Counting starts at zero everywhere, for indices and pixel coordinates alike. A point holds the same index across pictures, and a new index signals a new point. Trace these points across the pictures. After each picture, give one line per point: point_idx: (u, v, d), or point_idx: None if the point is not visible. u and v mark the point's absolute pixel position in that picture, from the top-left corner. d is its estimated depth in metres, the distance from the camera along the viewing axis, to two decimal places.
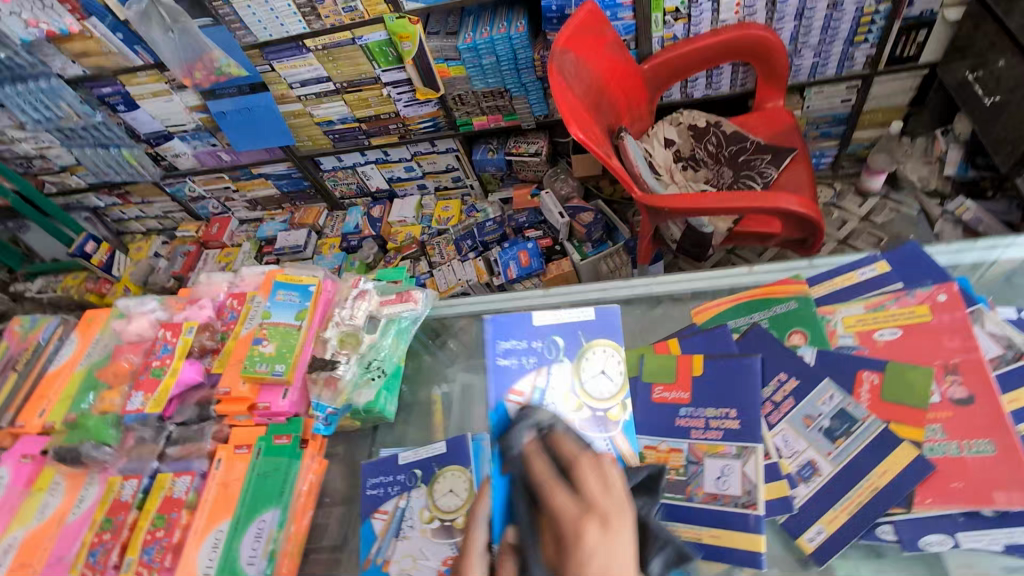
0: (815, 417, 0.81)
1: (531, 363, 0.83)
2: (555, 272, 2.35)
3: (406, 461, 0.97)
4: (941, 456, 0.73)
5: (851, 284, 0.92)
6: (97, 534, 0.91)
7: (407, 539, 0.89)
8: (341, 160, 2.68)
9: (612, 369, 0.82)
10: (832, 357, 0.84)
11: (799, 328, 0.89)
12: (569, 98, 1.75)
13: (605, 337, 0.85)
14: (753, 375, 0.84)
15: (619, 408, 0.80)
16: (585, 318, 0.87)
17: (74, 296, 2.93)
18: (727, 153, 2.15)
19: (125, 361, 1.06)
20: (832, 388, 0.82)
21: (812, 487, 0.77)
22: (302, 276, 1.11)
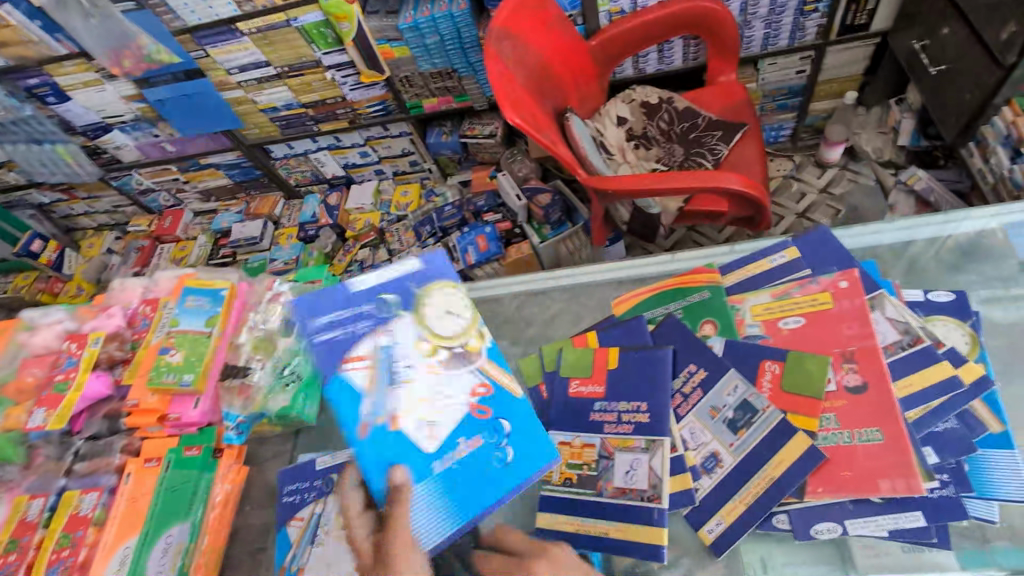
0: (719, 409, 0.82)
1: (362, 332, 0.80)
2: (514, 255, 2.31)
3: (322, 467, 0.96)
4: (833, 445, 0.75)
5: (762, 270, 0.95)
6: (2, 556, 0.86)
7: (319, 546, 0.85)
8: (292, 147, 2.57)
9: (455, 306, 0.81)
10: (739, 349, 0.86)
11: (710, 318, 0.91)
12: (509, 83, 1.70)
13: (435, 280, 0.83)
14: (661, 368, 0.85)
15: (474, 339, 0.79)
16: (414, 266, 0.84)
17: (25, 297, 2.69)
18: (678, 130, 2.12)
19: (29, 375, 1.00)
20: (737, 379, 0.83)
21: (713, 479, 0.78)
22: (214, 280, 1.08)
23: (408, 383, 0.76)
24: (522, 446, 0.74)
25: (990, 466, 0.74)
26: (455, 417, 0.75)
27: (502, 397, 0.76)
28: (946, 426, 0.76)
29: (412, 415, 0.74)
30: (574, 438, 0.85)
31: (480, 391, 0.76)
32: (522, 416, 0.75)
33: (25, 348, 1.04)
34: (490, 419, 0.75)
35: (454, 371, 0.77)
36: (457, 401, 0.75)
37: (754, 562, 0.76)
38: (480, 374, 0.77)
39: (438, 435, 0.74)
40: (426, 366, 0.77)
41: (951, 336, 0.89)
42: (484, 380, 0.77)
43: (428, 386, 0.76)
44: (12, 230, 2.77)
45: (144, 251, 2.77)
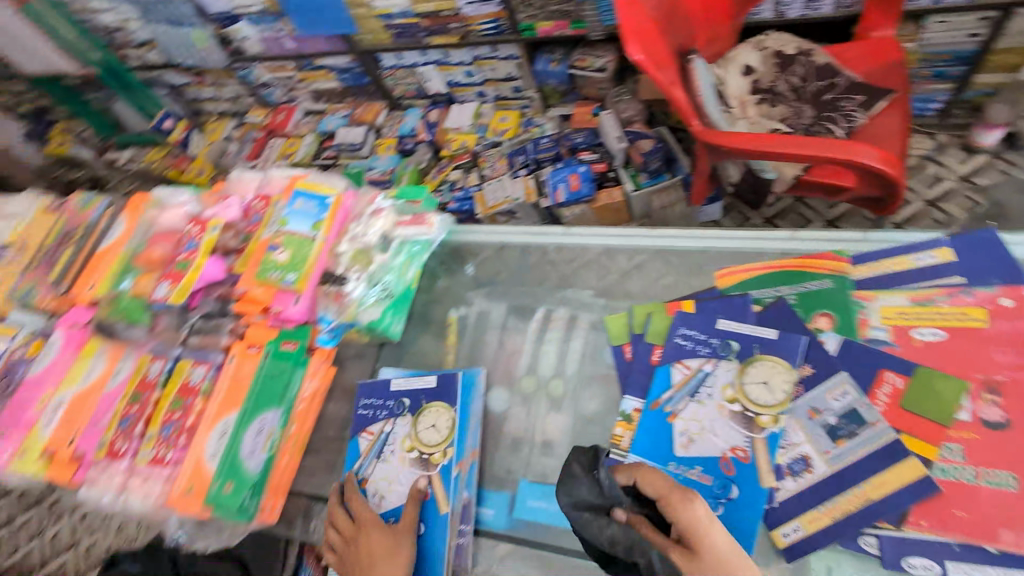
0: (821, 411, 0.79)
1: (702, 351, 0.86)
2: (604, 200, 2.23)
3: (396, 388, 0.99)
4: (949, 479, 0.73)
5: (903, 269, 0.87)
6: (127, 405, 0.99)
7: (386, 463, 0.94)
8: (402, 58, 2.51)
9: (776, 383, 0.80)
10: (854, 350, 0.82)
11: (828, 311, 0.86)
12: (636, 12, 1.57)
13: (776, 354, 0.82)
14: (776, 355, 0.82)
15: (771, 417, 0.78)
16: (772, 336, 0.83)
17: (158, 169, 2.87)
18: (811, 89, 1.90)
19: (158, 249, 1.10)
20: (847, 383, 0.79)
21: (799, 482, 0.76)
22: (323, 185, 1.12)
23: (701, 406, 0.83)
24: (741, 519, 0.76)
25: None
26: (706, 452, 0.80)
27: (752, 475, 0.77)
28: None
29: (687, 423, 0.83)
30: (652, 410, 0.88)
31: (738, 453, 0.78)
32: (755, 503, 0.76)
33: (155, 224, 1.14)
34: (730, 476, 0.78)
35: (732, 429, 0.80)
36: (718, 442, 0.80)
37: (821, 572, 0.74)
38: (749, 448, 0.78)
39: (690, 449, 0.81)
40: (718, 404, 0.82)
41: None
42: (750, 450, 0.78)
43: (706, 415, 0.82)
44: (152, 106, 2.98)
45: (257, 143, 2.78)
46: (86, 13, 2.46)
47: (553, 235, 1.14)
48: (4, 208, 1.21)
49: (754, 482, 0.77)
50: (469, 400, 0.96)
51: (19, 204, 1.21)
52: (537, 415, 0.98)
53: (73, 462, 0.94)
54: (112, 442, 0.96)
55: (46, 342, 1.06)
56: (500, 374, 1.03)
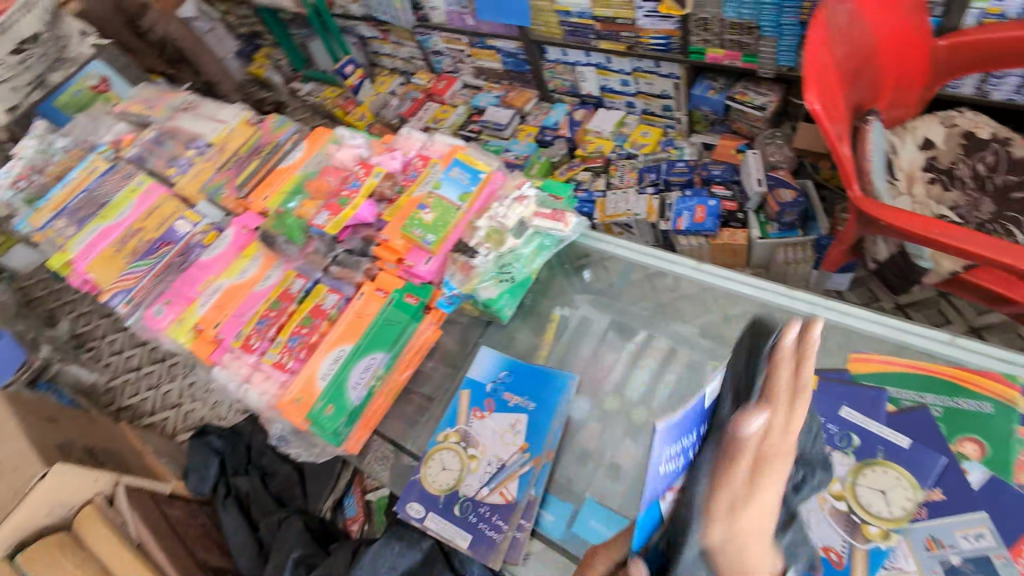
0: (943, 545, 0.73)
1: (818, 434, 0.82)
2: (725, 240, 2.15)
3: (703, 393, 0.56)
4: None
5: None
6: (266, 309, 1.11)
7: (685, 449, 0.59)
8: (566, 54, 2.55)
9: (894, 496, 0.77)
10: (1002, 490, 0.74)
11: (975, 437, 0.78)
12: (825, 58, 1.50)
13: (902, 467, 0.78)
14: (909, 465, 0.78)
15: (881, 531, 0.75)
16: (901, 445, 0.79)
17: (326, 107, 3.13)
18: (997, 181, 1.72)
19: (327, 180, 1.22)
20: (985, 527, 0.72)
21: None
22: (479, 160, 1.19)
23: (802, 491, 0.80)
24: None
25: None
26: None
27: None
28: None
29: None
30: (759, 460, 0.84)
31: (831, 554, 0.75)
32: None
33: (327, 158, 1.27)
34: None
35: (832, 527, 0.76)
36: (811, 535, 0.77)
37: None
38: (847, 552, 0.75)
39: None
40: (821, 495, 0.79)
41: None
42: (846, 556, 0.75)
43: (807, 503, 0.79)
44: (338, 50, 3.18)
45: (416, 102, 2.96)
46: None
47: (681, 267, 1.10)
48: (215, 112, 1.40)
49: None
50: (555, 401, 1.00)
51: (229, 113, 1.38)
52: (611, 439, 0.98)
53: (213, 342, 1.09)
54: (248, 337, 1.09)
55: (219, 235, 1.21)
56: (588, 382, 1.04)
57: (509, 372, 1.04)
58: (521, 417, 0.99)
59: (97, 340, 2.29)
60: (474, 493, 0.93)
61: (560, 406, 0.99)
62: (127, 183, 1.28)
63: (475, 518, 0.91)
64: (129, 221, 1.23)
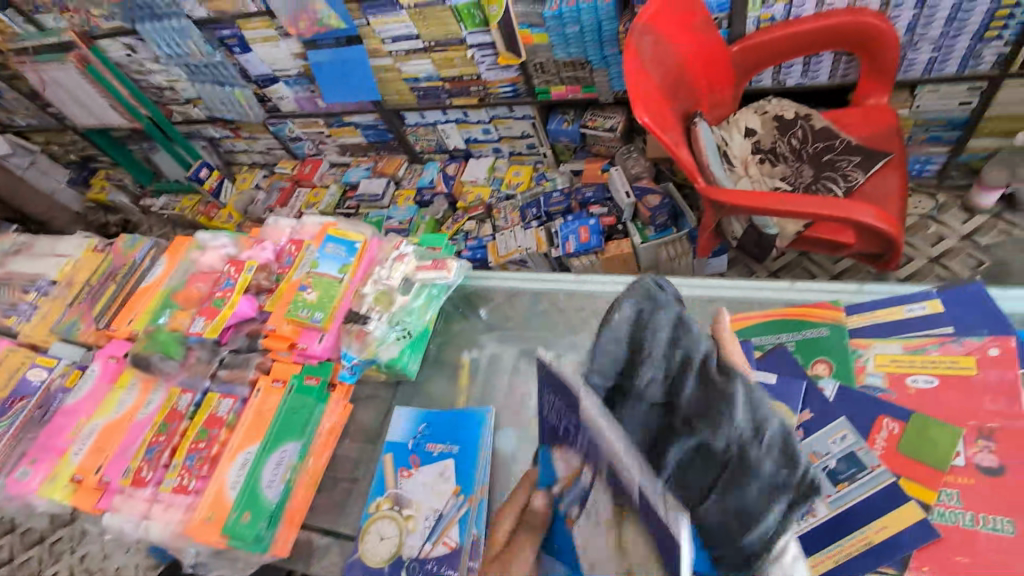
0: (821, 455, 0.80)
1: None
2: (613, 251, 2.31)
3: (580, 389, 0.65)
4: (949, 524, 0.71)
5: (895, 320, 0.90)
6: (154, 435, 1.04)
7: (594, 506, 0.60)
8: (424, 117, 2.67)
9: None
10: (853, 394, 0.83)
11: (825, 358, 0.89)
12: (643, 81, 1.69)
13: (777, 399, 0.84)
14: (784, 397, 0.83)
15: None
16: (768, 379, 0.85)
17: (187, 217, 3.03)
18: (810, 150, 2.00)
19: (196, 287, 1.19)
20: (846, 429, 0.81)
21: (801, 525, 0.76)
22: (352, 232, 1.21)
23: None
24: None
25: None
26: None
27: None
28: None
29: None
30: None
31: None
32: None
33: (195, 265, 1.23)
34: None
35: None
36: None
37: None
38: None
39: None
40: None
41: None
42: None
43: None
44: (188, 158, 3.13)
45: (284, 192, 2.93)
46: (141, 74, 2.65)
47: (564, 280, 1.21)
48: (58, 247, 1.33)
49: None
50: (475, 438, 1.00)
51: (70, 245, 1.32)
52: None
53: (98, 489, 0.99)
54: (137, 470, 1.00)
55: (83, 373, 1.15)
56: (508, 414, 1.06)
57: (428, 423, 1.05)
58: (448, 462, 0.99)
59: None
60: (418, 552, 0.90)
61: (482, 443, 1.00)
62: None
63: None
64: None
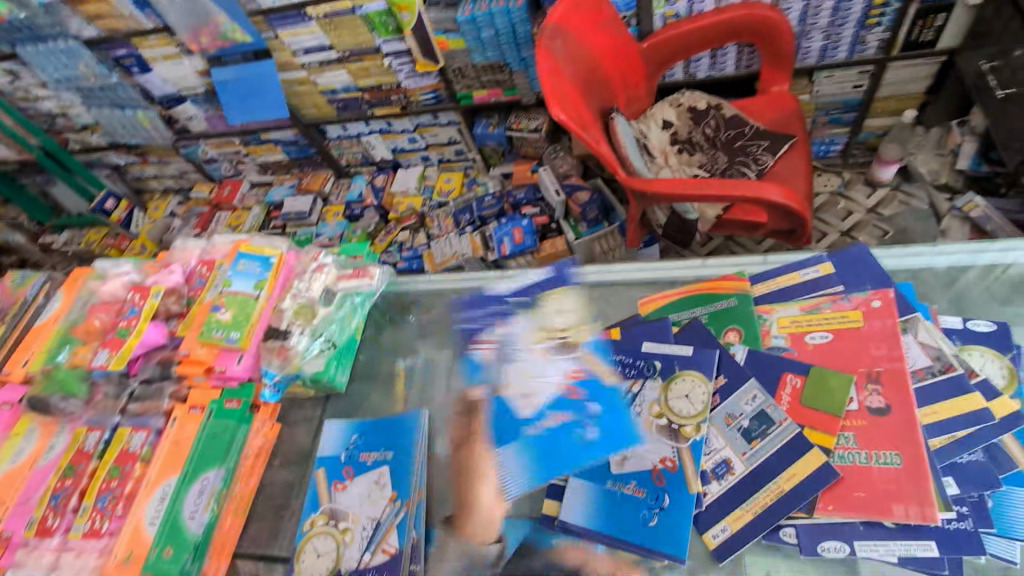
0: (736, 417, 0.83)
1: (629, 374, 0.90)
2: (548, 250, 2.33)
3: (648, 350, 0.92)
4: (848, 464, 0.76)
5: (793, 283, 0.95)
6: (59, 480, 0.96)
7: (520, 362, 0.90)
8: (347, 129, 2.62)
9: (697, 396, 0.85)
10: (761, 357, 0.87)
11: (736, 326, 0.92)
12: (558, 81, 1.72)
13: (695, 367, 0.87)
14: (702, 366, 0.87)
15: (694, 426, 0.83)
16: (687, 351, 0.89)
17: (96, 251, 2.85)
18: (723, 137, 2.09)
19: (97, 319, 1.11)
20: (756, 389, 0.84)
21: (723, 484, 0.79)
22: (265, 247, 1.17)
23: (631, 423, 0.86)
24: (677, 526, 0.77)
25: (1011, 504, 0.73)
26: (638, 468, 0.82)
27: (680, 481, 0.80)
28: (971, 458, 0.75)
29: (620, 441, 0.85)
30: (613, 394, 0.89)
31: (667, 463, 0.81)
32: (684, 510, 0.78)
33: (95, 295, 1.15)
34: (663, 486, 0.80)
35: (659, 441, 0.83)
36: (649, 456, 0.83)
37: (757, 573, 0.75)
38: (676, 458, 0.81)
39: (626, 466, 0.83)
40: (647, 420, 0.85)
41: (987, 367, 0.86)
42: (677, 460, 0.81)
43: (637, 433, 0.85)
44: (92, 188, 2.95)
45: (203, 216, 2.80)
46: (28, 101, 2.47)
47: (489, 277, 1.22)
48: None
49: (682, 487, 0.79)
50: (410, 440, 0.97)
51: None
52: None
53: None
54: (42, 519, 0.92)
55: None
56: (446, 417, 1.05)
57: (360, 433, 1.01)
58: (384, 469, 0.95)
59: None
60: (357, 564, 0.86)
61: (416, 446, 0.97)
62: None
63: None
64: None
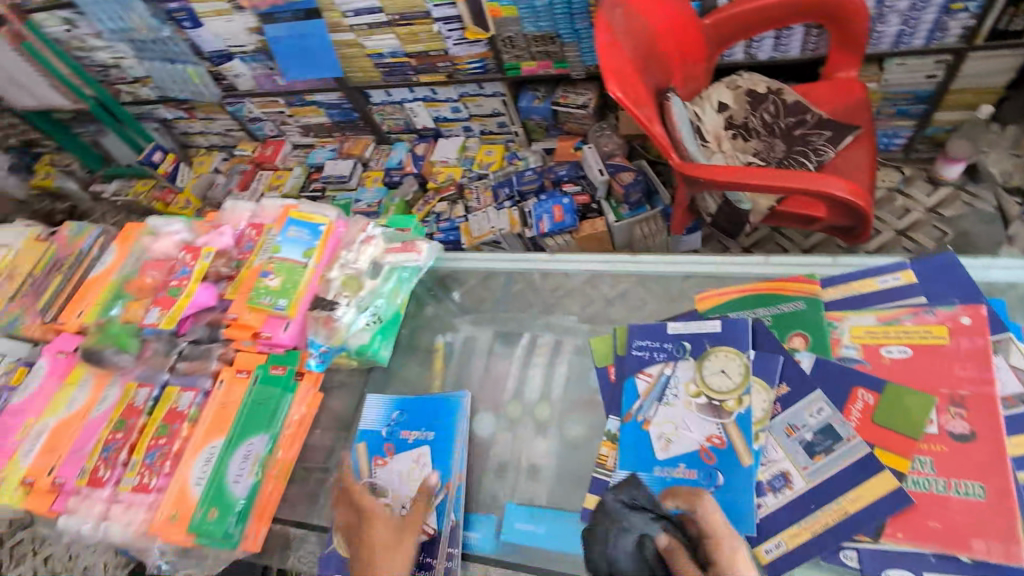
0: (798, 428, 0.80)
1: (659, 357, 0.90)
2: (588, 231, 2.27)
3: (675, 332, 0.91)
4: (922, 491, 0.73)
5: (869, 290, 0.90)
6: (110, 433, 0.98)
7: (671, 405, 0.86)
8: (391, 95, 2.58)
9: (733, 370, 0.85)
10: (829, 367, 0.83)
11: (802, 331, 0.88)
12: (615, 54, 1.65)
13: (726, 344, 0.87)
14: (765, 369, 0.84)
15: (736, 400, 0.83)
16: (723, 327, 0.88)
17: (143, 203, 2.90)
18: (782, 125, 1.99)
19: (150, 276, 1.12)
20: (822, 401, 0.81)
21: (779, 498, 0.77)
22: (315, 214, 1.16)
23: (670, 407, 0.86)
24: (737, 505, 0.77)
25: None
26: (683, 450, 0.82)
27: (732, 457, 0.79)
28: None
29: (660, 426, 0.85)
30: (648, 378, 0.89)
31: (714, 441, 0.81)
32: (742, 483, 0.78)
33: (147, 252, 1.16)
34: (714, 465, 0.80)
35: (702, 420, 0.83)
36: (693, 436, 0.83)
37: None
38: (723, 434, 0.81)
39: (671, 451, 0.83)
40: (685, 401, 0.85)
41: None
42: (725, 436, 0.81)
43: (677, 415, 0.85)
44: (142, 141, 2.99)
45: (246, 175, 2.82)
46: (83, 51, 2.49)
47: (537, 261, 1.19)
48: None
49: (735, 462, 0.79)
50: (452, 423, 0.98)
51: (9, 234, 1.24)
52: (523, 440, 0.99)
53: (52, 491, 0.94)
54: (94, 470, 0.95)
55: (31, 369, 1.08)
56: (485, 398, 1.04)
57: (401, 410, 1.01)
58: (424, 450, 0.96)
59: None
60: None
61: (458, 428, 0.97)
62: None
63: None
64: None
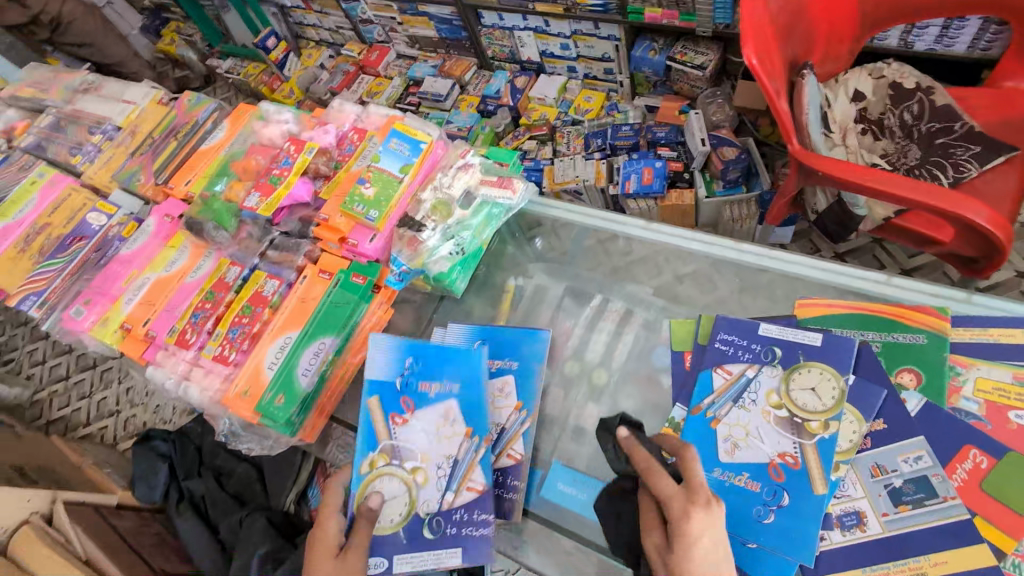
0: (887, 471, 0.76)
1: (744, 357, 0.86)
2: (674, 201, 2.14)
3: (767, 334, 0.86)
4: (1017, 574, 0.70)
5: (1013, 344, 0.82)
6: (201, 301, 1.05)
7: (746, 410, 0.83)
8: (502, 19, 2.47)
9: (824, 391, 0.80)
10: (936, 414, 0.78)
11: (912, 367, 0.83)
12: (758, 14, 1.51)
13: (824, 361, 0.82)
14: (864, 398, 0.79)
15: (821, 423, 0.78)
16: (823, 340, 0.83)
17: (251, 85, 2.95)
18: (922, 129, 1.77)
19: (254, 160, 1.15)
20: (923, 449, 0.76)
21: (849, 537, 0.75)
22: (418, 130, 1.13)
23: (745, 411, 0.82)
24: (793, 530, 0.76)
25: None
26: (751, 460, 0.80)
27: (802, 480, 0.77)
28: None
29: (730, 428, 0.82)
30: (726, 377, 0.86)
31: (786, 459, 0.78)
32: (809, 509, 0.76)
33: (255, 136, 1.19)
34: (781, 483, 0.78)
35: (779, 434, 0.80)
36: (765, 448, 0.80)
37: None
38: (798, 454, 0.78)
39: (736, 457, 0.81)
40: (763, 410, 0.82)
41: None
42: (800, 457, 0.78)
43: (753, 422, 0.82)
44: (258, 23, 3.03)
45: (348, 75, 2.84)
46: None
47: (633, 226, 1.11)
48: (123, 93, 1.31)
49: (806, 488, 0.76)
50: (475, 373, 0.91)
51: (136, 92, 1.30)
52: (574, 402, 0.99)
53: (145, 341, 1.03)
54: (182, 331, 1.02)
55: (139, 225, 1.15)
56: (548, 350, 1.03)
57: (414, 357, 0.92)
58: (450, 404, 0.90)
59: (37, 367, 2.27)
60: (439, 505, 0.86)
61: (482, 378, 0.91)
62: (26, 176, 1.21)
63: (454, 529, 0.85)
64: (30, 218, 1.15)
